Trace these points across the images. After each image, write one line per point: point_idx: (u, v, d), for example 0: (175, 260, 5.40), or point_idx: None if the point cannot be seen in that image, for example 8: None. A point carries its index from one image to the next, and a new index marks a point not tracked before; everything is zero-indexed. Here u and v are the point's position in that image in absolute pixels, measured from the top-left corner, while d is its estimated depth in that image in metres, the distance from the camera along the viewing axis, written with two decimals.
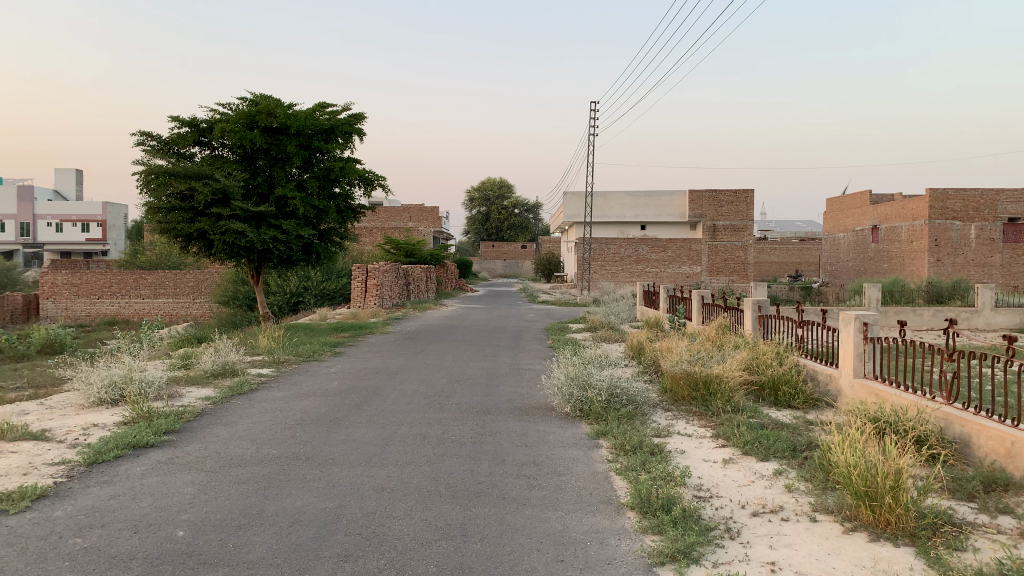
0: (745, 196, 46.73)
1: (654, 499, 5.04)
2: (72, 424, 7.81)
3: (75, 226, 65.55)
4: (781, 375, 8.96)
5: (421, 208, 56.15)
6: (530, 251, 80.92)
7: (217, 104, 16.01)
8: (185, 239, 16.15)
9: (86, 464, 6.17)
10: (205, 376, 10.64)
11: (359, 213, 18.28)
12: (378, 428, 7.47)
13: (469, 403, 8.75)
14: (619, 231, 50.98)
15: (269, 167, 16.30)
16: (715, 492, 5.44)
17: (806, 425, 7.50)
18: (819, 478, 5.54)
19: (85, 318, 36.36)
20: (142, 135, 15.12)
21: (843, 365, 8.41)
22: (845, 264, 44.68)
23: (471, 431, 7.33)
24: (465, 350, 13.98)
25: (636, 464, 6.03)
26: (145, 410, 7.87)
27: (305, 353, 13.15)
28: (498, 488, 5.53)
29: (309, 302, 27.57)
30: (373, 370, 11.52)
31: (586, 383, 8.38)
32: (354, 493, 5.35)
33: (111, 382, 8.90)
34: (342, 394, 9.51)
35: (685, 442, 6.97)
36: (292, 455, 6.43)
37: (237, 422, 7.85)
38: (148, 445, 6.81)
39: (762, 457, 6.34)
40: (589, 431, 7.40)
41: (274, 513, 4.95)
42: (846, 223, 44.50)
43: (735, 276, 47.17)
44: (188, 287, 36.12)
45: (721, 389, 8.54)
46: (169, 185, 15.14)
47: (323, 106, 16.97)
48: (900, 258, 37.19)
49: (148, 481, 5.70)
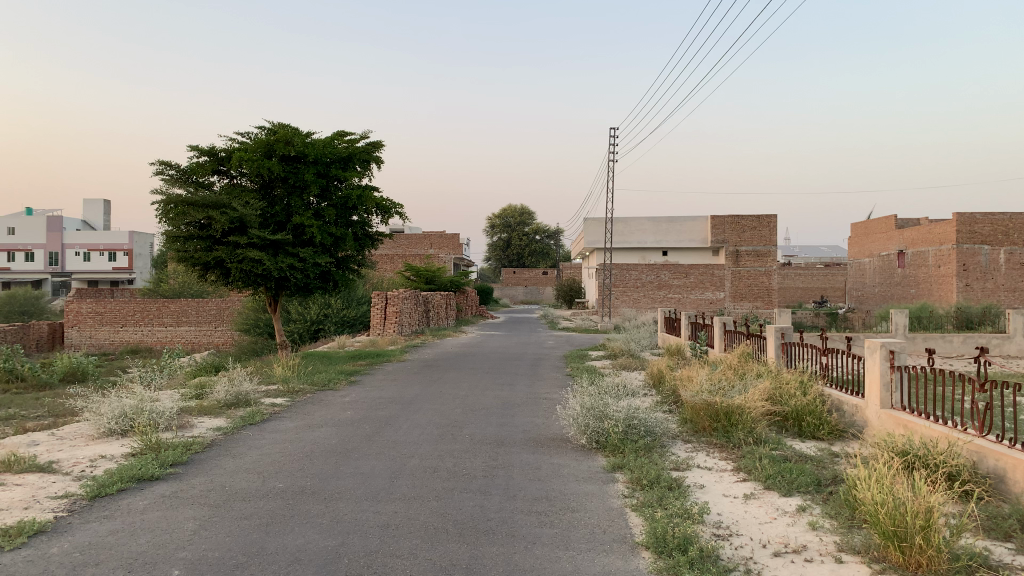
0: (768, 221, 46.40)
1: (670, 538, 4.80)
2: (80, 456, 7.71)
3: (102, 255, 66.44)
4: (806, 405, 8.67)
5: (442, 235, 56.26)
6: (552, 278, 80.76)
7: (236, 133, 16.10)
8: (203, 268, 16.19)
9: (88, 498, 6.04)
10: (218, 406, 10.53)
11: (377, 240, 18.27)
12: (387, 459, 7.29)
13: (482, 434, 8.55)
14: (640, 257, 50.80)
15: (287, 195, 16.34)
16: (735, 531, 5.18)
17: (831, 458, 7.21)
18: (845, 515, 5.28)
19: (109, 346, 36.60)
20: (161, 164, 15.21)
21: (870, 395, 8.11)
22: (871, 289, 43.98)
23: (483, 464, 7.13)
24: (482, 378, 13.81)
25: (653, 500, 5.80)
26: (153, 441, 7.75)
27: (320, 382, 13.03)
28: (508, 524, 5.32)
29: (329, 330, 27.54)
30: (388, 399, 11.35)
31: (602, 414, 8.16)
32: (358, 530, 5.16)
33: (122, 413, 8.80)
34: (354, 424, 9.34)
35: (705, 476, 6.72)
36: (298, 488, 6.27)
37: (246, 453, 7.72)
38: (153, 478, 6.67)
39: (785, 492, 6.07)
40: (605, 464, 7.17)
41: (274, 551, 4.78)
42: (872, 248, 43.85)
43: (759, 303, 46.40)
44: (210, 315, 36.31)
45: (743, 421, 8.28)
46: (187, 214, 15.20)
47: (341, 135, 17.03)
48: (928, 284, 36.58)
49: (148, 516, 5.55)
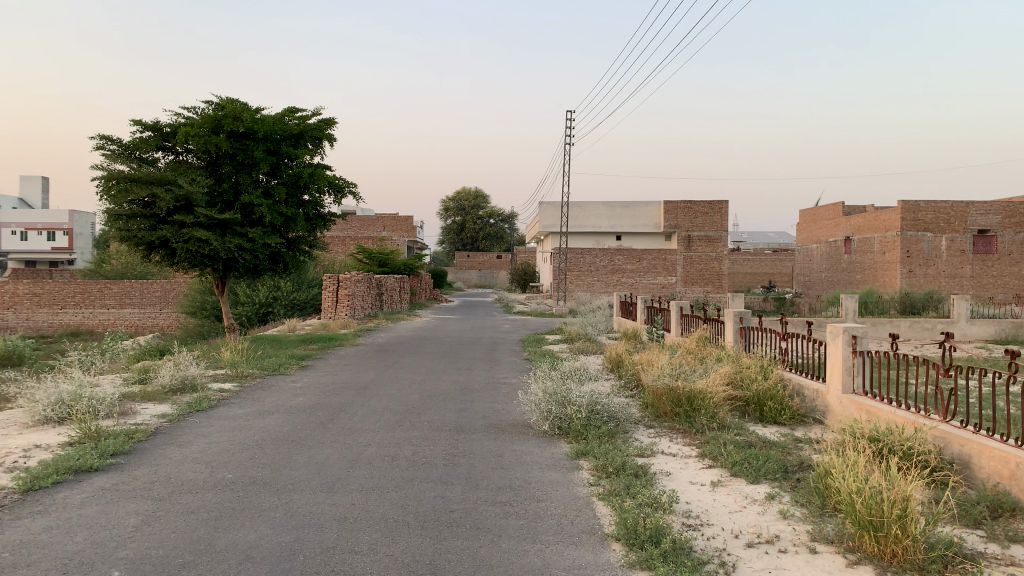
0: (719, 207, 47.13)
1: (642, 529, 4.63)
2: (12, 446, 7.23)
3: (41, 235, 64.06)
4: (767, 390, 8.62)
5: (395, 217, 55.71)
6: (506, 261, 80.69)
7: (182, 107, 15.47)
8: (147, 248, 15.52)
9: (20, 491, 5.64)
10: (163, 392, 10.07)
11: (329, 221, 17.78)
12: (343, 449, 6.99)
13: (441, 421, 8.30)
14: (594, 241, 51.00)
15: (236, 173, 15.76)
16: (705, 520, 5.05)
17: (795, 444, 7.15)
18: (816, 503, 5.19)
19: (47, 329, 35.27)
20: (102, 139, 14.51)
21: (831, 380, 8.09)
22: (818, 275, 44.86)
23: (444, 451, 6.90)
24: (438, 363, 13.52)
25: (620, 489, 5.63)
26: (92, 430, 7.32)
27: (270, 367, 12.62)
28: (472, 516, 5.11)
29: (278, 313, 26.93)
30: (341, 384, 11.02)
31: (565, 399, 7.97)
32: (314, 524, 4.89)
33: (59, 400, 8.32)
34: (307, 411, 8.99)
35: (670, 463, 6.58)
36: (248, 480, 5.94)
37: (193, 442, 7.34)
38: (92, 469, 6.28)
39: (752, 480, 5.96)
40: (569, 450, 7.01)
41: (223, 548, 4.48)
42: (819, 234, 44.65)
43: (710, 287, 46.87)
44: (155, 297, 35.23)
45: (705, 406, 8.18)
46: (130, 191, 14.55)
47: (292, 111, 16.48)
48: (873, 269, 37.35)
49: (86, 511, 5.19)
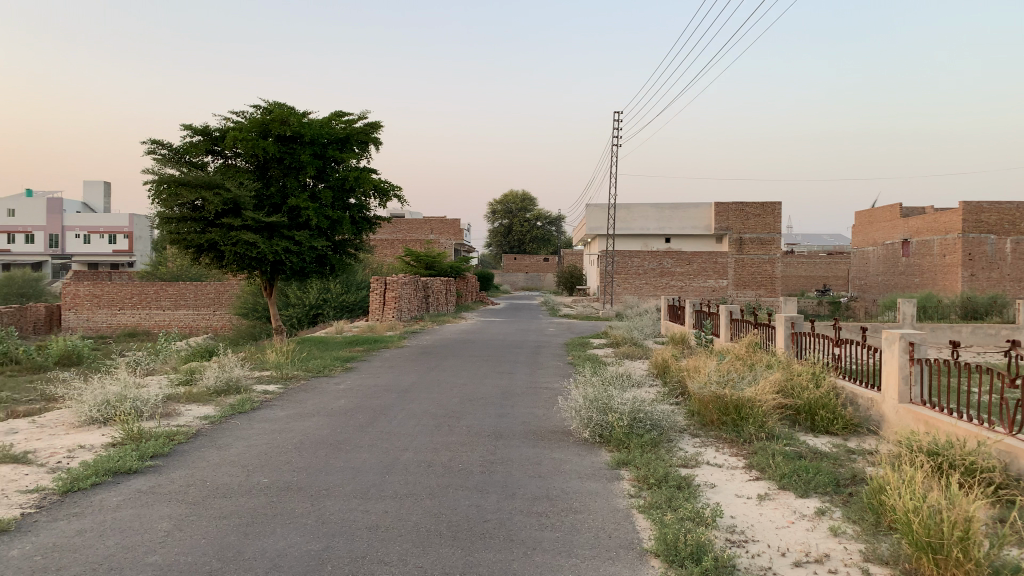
0: (772, 208, 45.96)
1: (682, 545, 4.41)
2: (57, 446, 7.33)
3: (102, 238, 65.98)
4: (818, 399, 8.29)
5: (443, 220, 55.90)
6: (553, 264, 80.48)
7: (231, 112, 15.67)
8: (197, 251, 15.76)
9: (59, 492, 5.67)
10: (207, 393, 10.16)
11: (375, 224, 17.84)
12: (380, 453, 6.90)
13: (480, 426, 8.17)
14: (643, 243, 50.42)
15: (283, 176, 15.91)
16: (750, 536, 4.81)
17: (848, 456, 6.83)
18: (869, 520, 4.91)
19: (106, 329, 36.29)
20: (153, 143, 14.77)
21: (887, 388, 7.74)
22: (875, 278, 43.62)
23: (481, 458, 6.77)
24: (481, 367, 13.40)
25: (661, 501, 5.41)
26: (134, 431, 7.38)
27: (314, 369, 12.66)
28: (506, 527, 4.95)
29: (327, 315, 27.18)
30: (383, 387, 10.99)
31: (606, 406, 7.77)
32: (345, 532, 4.79)
33: (104, 400, 8.43)
34: (348, 414, 8.95)
35: (715, 474, 6.33)
36: (282, 484, 5.89)
37: (232, 445, 7.34)
38: (131, 471, 6.30)
39: (802, 493, 5.69)
40: (610, 459, 6.81)
41: (251, 556, 4.40)
42: (876, 237, 43.39)
43: (762, 291, 46.10)
44: (209, 299, 36.01)
45: (753, 414, 7.90)
46: (180, 194, 14.78)
47: (338, 115, 16.57)
48: (932, 273, 36.18)
49: (121, 514, 5.18)
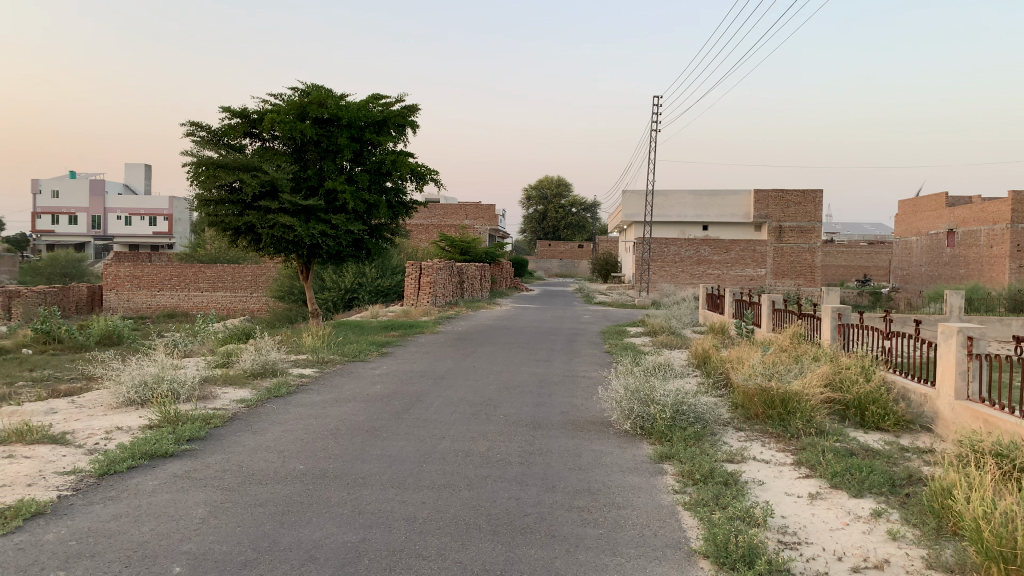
0: (813, 196, 45.11)
1: (734, 547, 4.20)
2: (95, 427, 7.33)
3: (143, 220, 67.07)
4: (869, 393, 7.98)
5: (478, 206, 55.78)
6: (588, 251, 80.05)
7: (269, 95, 15.63)
8: (235, 233, 15.81)
9: (96, 475, 5.63)
10: (244, 376, 10.16)
11: (411, 208, 17.74)
12: (417, 441, 6.78)
13: (517, 415, 8.00)
14: (679, 231, 49.82)
15: (320, 159, 15.85)
16: (804, 538, 4.58)
17: (903, 454, 6.54)
18: (931, 525, 4.65)
19: (146, 310, 36.85)
20: (192, 125, 14.79)
21: (942, 384, 7.42)
22: (918, 269, 42.59)
23: (520, 448, 6.60)
24: (517, 354, 13.24)
25: (708, 498, 5.20)
26: (171, 414, 7.36)
27: (350, 353, 12.61)
28: (547, 522, 4.79)
29: (363, 299, 27.27)
30: (420, 373, 10.90)
31: (649, 398, 7.55)
32: (382, 524, 4.66)
33: (142, 382, 8.43)
34: (384, 400, 8.86)
35: (763, 471, 6.10)
36: (319, 472, 5.78)
37: (268, 429, 7.27)
38: (167, 454, 6.26)
39: (855, 493, 5.43)
40: (652, 453, 6.61)
41: (287, 546, 4.29)
42: (920, 226, 42.32)
43: (802, 280, 45.35)
44: (246, 281, 36.38)
45: (801, 408, 7.64)
46: (218, 177, 14.81)
47: (376, 98, 16.45)
48: (978, 264, 35.17)
49: (157, 499, 5.11)
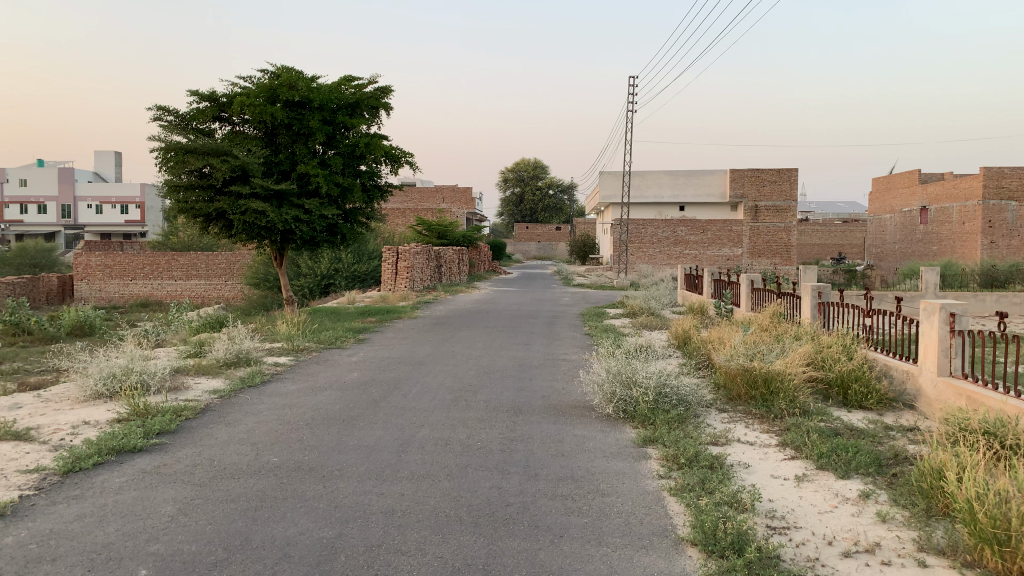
0: (789, 175, 45.35)
1: (722, 534, 4.09)
2: (61, 422, 7.08)
3: (114, 208, 65.94)
4: (851, 370, 7.93)
5: (454, 189, 55.46)
6: (565, 233, 79.99)
7: (238, 77, 15.26)
8: (205, 220, 15.46)
9: (60, 473, 5.41)
10: (217, 365, 9.92)
11: (386, 192, 17.46)
12: (395, 430, 6.62)
13: (498, 401, 7.86)
14: (657, 212, 49.85)
15: (292, 143, 15.51)
16: (792, 523, 4.48)
17: (887, 433, 6.48)
18: (920, 505, 4.57)
19: (119, 300, 36.23)
20: (159, 109, 14.39)
21: (924, 360, 7.37)
22: (892, 246, 42.97)
23: (501, 435, 6.46)
24: (496, 338, 13.10)
25: (694, 483, 5.09)
26: (140, 406, 7.13)
27: (326, 340, 12.39)
28: (530, 511, 4.65)
29: (339, 285, 26.99)
30: (397, 359, 10.72)
31: (630, 380, 7.43)
32: (359, 518, 4.50)
33: (110, 374, 8.17)
34: (361, 388, 8.67)
35: (748, 453, 6.01)
36: (293, 465, 5.59)
37: (242, 420, 7.06)
38: (136, 449, 6.04)
39: (842, 474, 5.35)
40: (636, 436, 6.50)
41: (260, 544, 4.11)
42: (893, 204, 42.66)
43: (778, 259, 45.68)
44: (221, 269, 35.91)
45: (783, 388, 7.56)
46: (187, 162, 14.45)
47: (348, 79, 16.12)
48: (951, 240, 35.55)
49: (124, 497, 4.91)
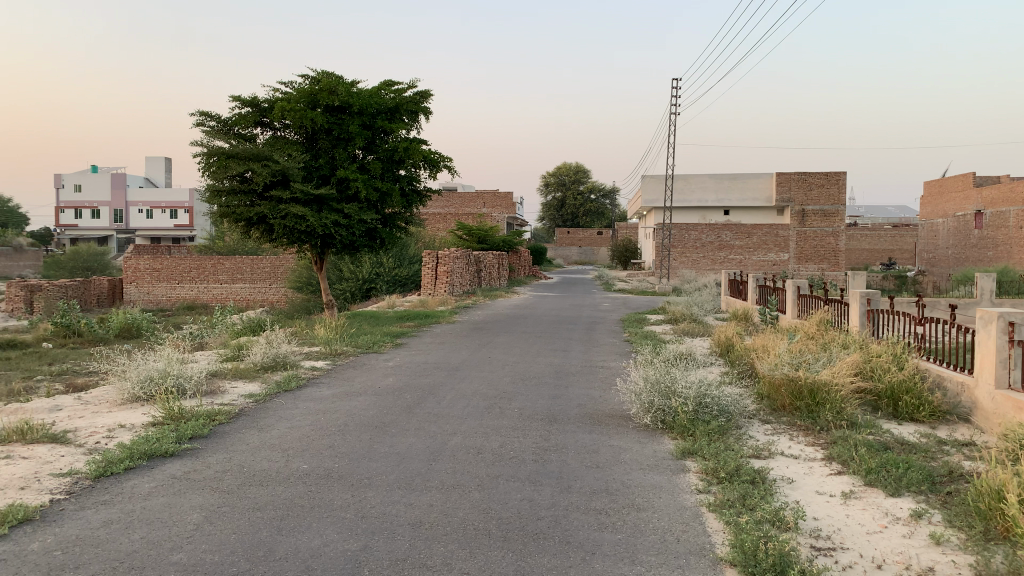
0: (837, 178, 44.50)
1: (763, 554, 3.87)
2: (98, 425, 7.11)
3: (163, 213, 67.26)
4: (902, 382, 7.59)
5: (495, 194, 55.32)
6: (607, 238, 79.34)
7: (279, 83, 15.38)
8: (247, 224, 15.59)
9: (92, 477, 5.40)
10: (254, 369, 9.94)
11: (425, 197, 17.42)
12: (427, 438, 6.50)
13: (533, 409, 7.70)
14: (700, 216, 49.17)
15: (332, 148, 15.58)
16: (839, 544, 4.24)
17: (940, 447, 6.16)
18: (977, 528, 4.30)
19: (166, 303, 37.02)
20: (202, 115, 14.57)
21: (981, 372, 7.01)
22: (944, 252, 41.71)
23: (534, 445, 6.30)
24: (534, 344, 12.92)
25: (735, 499, 4.86)
26: (174, 410, 7.13)
27: (364, 345, 12.35)
28: (562, 526, 4.48)
29: (380, 289, 27.11)
30: (432, 365, 10.61)
31: (669, 390, 7.20)
32: (386, 530, 4.38)
33: (148, 377, 8.21)
34: (395, 394, 8.58)
35: (792, 467, 5.76)
36: (322, 473, 5.51)
37: (274, 426, 7.02)
38: (168, 454, 6.02)
39: (892, 492, 5.07)
40: (674, 448, 6.28)
41: (283, 556, 4.01)
42: (946, 208, 41.44)
43: (826, 264, 44.70)
44: (265, 273, 36.31)
45: (830, 399, 7.27)
46: (229, 167, 14.60)
47: (387, 84, 16.14)
48: (1008, 246, 34.30)
49: (152, 503, 4.87)
